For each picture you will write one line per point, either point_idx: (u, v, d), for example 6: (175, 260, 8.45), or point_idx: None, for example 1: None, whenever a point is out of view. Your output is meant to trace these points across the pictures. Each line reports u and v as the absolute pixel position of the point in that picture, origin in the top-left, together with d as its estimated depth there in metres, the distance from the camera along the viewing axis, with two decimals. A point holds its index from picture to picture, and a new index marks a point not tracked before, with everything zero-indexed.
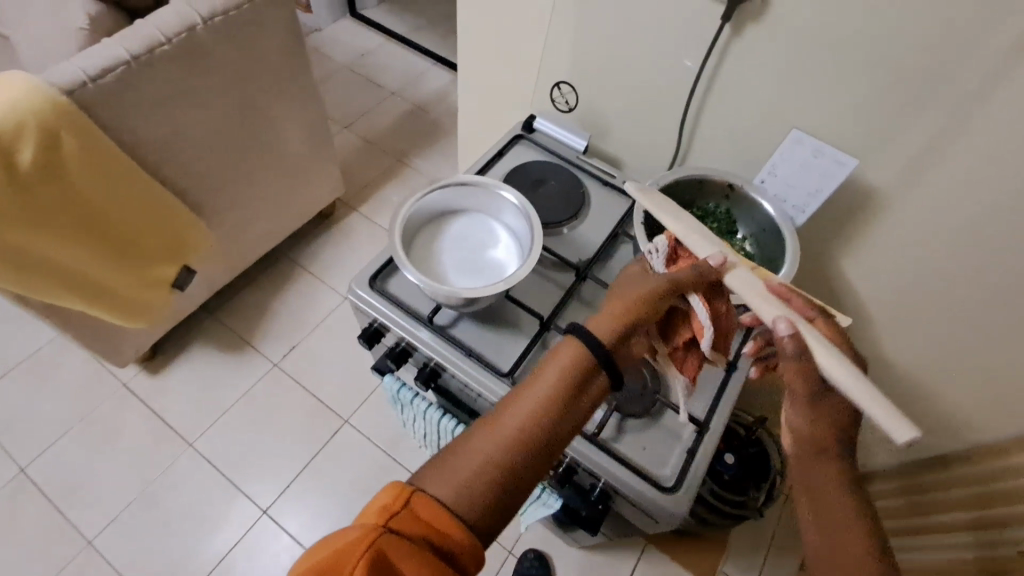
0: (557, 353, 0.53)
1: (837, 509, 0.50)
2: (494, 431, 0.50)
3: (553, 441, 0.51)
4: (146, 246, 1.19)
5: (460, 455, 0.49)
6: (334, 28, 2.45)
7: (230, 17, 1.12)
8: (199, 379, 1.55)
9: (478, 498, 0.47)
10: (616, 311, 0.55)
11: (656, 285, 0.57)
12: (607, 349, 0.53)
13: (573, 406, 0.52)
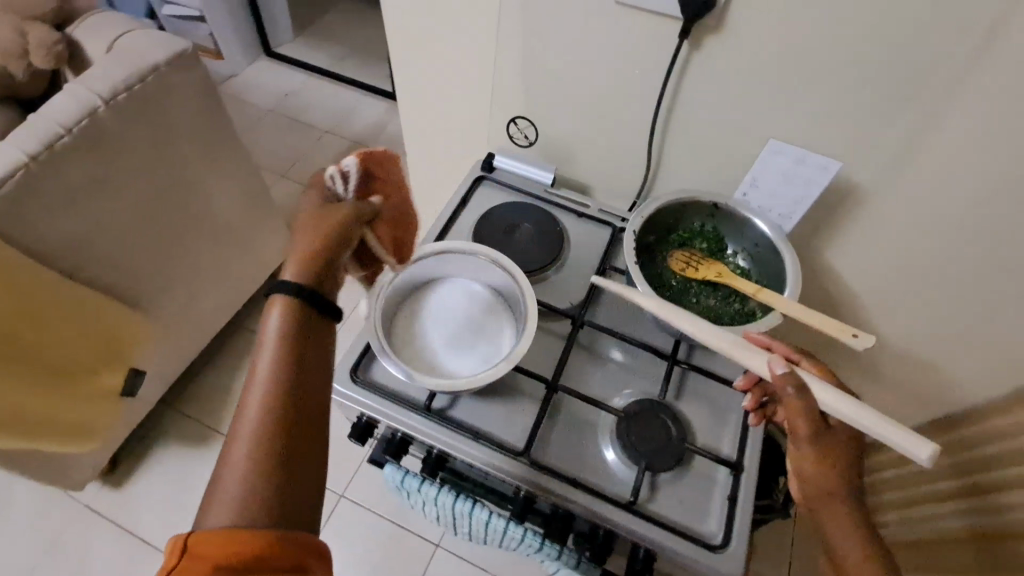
0: (263, 324, 0.49)
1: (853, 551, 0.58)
2: (240, 433, 0.44)
3: (307, 395, 0.47)
4: (84, 358, 1.04)
5: (221, 473, 0.44)
6: (251, 72, 2.32)
7: (135, 94, 1.00)
8: (170, 482, 1.39)
9: (266, 498, 0.43)
10: (303, 249, 0.52)
11: (325, 231, 0.54)
12: (309, 297, 0.50)
13: (302, 357, 0.48)
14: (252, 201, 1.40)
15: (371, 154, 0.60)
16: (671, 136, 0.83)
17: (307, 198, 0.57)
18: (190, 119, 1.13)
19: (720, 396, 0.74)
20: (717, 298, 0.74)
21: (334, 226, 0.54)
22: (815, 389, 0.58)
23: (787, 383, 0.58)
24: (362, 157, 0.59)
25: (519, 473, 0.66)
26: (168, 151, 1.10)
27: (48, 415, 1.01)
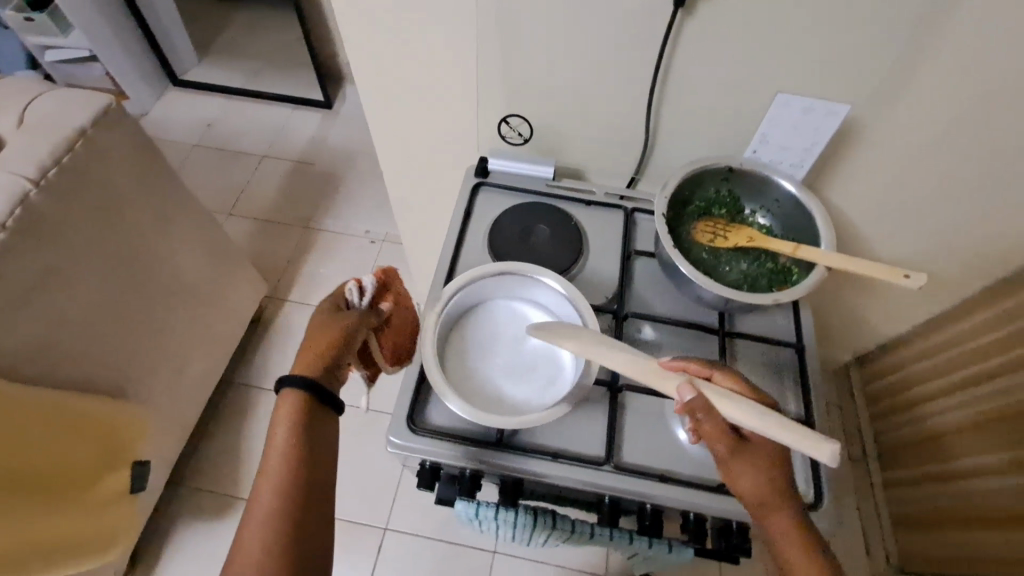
0: (278, 410, 0.55)
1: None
2: (255, 511, 0.50)
3: (317, 474, 0.53)
4: (84, 465, 0.94)
5: (240, 551, 0.48)
6: (162, 108, 2.12)
7: (67, 164, 0.91)
8: (201, 563, 1.31)
9: (281, 569, 0.48)
10: (313, 350, 0.59)
11: (335, 332, 0.61)
12: (314, 390, 0.56)
13: (315, 438, 0.54)
14: (212, 253, 1.29)
15: (387, 272, 0.70)
16: (664, 108, 0.81)
17: (323, 305, 0.65)
18: (128, 182, 1.02)
19: (774, 355, 0.74)
20: (749, 262, 0.74)
21: (343, 330, 0.61)
22: (724, 405, 0.54)
23: (696, 408, 0.54)
24: (381, 273, 0.68)
25: (607, 484, 0.66)
26: (114, 223, 1.00)
27: (62, 537, 0.92)
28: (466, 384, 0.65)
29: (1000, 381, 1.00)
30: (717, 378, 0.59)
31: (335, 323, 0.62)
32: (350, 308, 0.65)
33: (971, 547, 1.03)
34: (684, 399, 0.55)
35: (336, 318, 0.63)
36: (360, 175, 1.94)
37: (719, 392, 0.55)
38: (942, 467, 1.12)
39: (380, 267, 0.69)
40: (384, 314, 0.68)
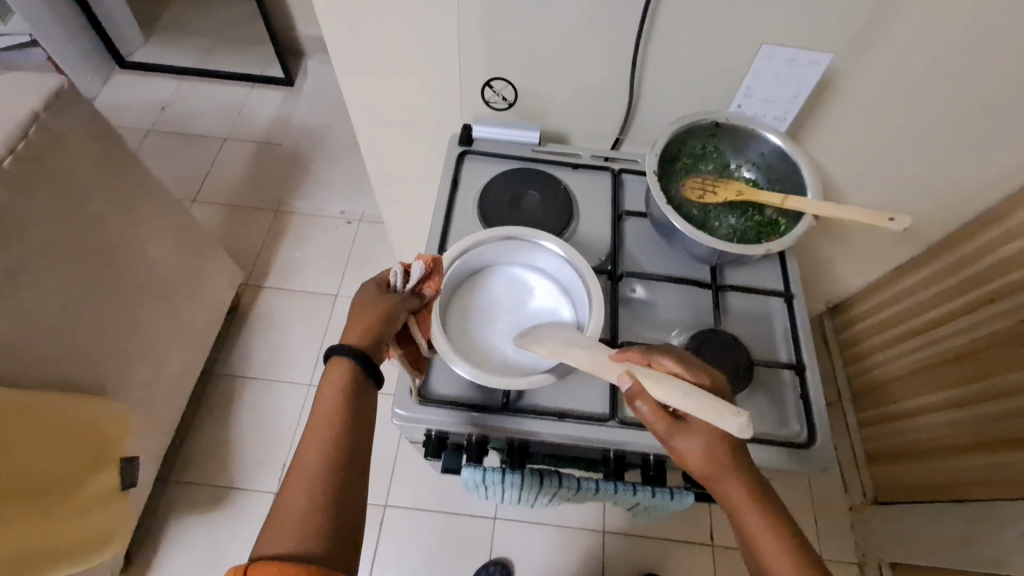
0: (326, 377, 0.54)
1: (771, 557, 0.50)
2: (300, 472, 0.49)
3: (364, 443, 0.52)
4: (76, 465, 0.91)
5: (281, 511, 0.47)
6: (109, 92, 1.99)
7: (22, 152, 0.85)
8: (199, 555, 1.29)
9: (322, 533, 0.46)
10: (358, 332, 0.57)
11: (377, 317, 0.58)
12: (365, 366, 0.55)
13: (362, 407, 0.53)
14: (183, 241, 1.24)
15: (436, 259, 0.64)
16: (648, 66, 0.80)
17: (367, 285, 0.61)
18: (89, 170, 0.96)
19: (764, 305, 0.77)
20: (737, 216, 0.76)
21: (386, 311, 0.59)
22: (651, 386, 0.51)
23: (635, 398, 0.54)
24: (428, 260, 0.63)
25: (613, 437, 0.67)
26: (78, 213, 0.94)
27: (57, 541, 0.88)
28: (469, 349, 0.65)
29: (950, 325, 1.07)
30: (658, 362, 0.54)
31: (379, 303, 0.59)
32: (396, 293, 0.61)
33: (933, 477, 1.11)
34: (625, 388, 0.53)
35: (381, 302, 0.59)
36: (329, 154, 1.88)
37: (648, 375, 0.51)
38: (902, 407, 1.20)
39: (426, 254, 0.63)
40: (429, 296, 0.63)
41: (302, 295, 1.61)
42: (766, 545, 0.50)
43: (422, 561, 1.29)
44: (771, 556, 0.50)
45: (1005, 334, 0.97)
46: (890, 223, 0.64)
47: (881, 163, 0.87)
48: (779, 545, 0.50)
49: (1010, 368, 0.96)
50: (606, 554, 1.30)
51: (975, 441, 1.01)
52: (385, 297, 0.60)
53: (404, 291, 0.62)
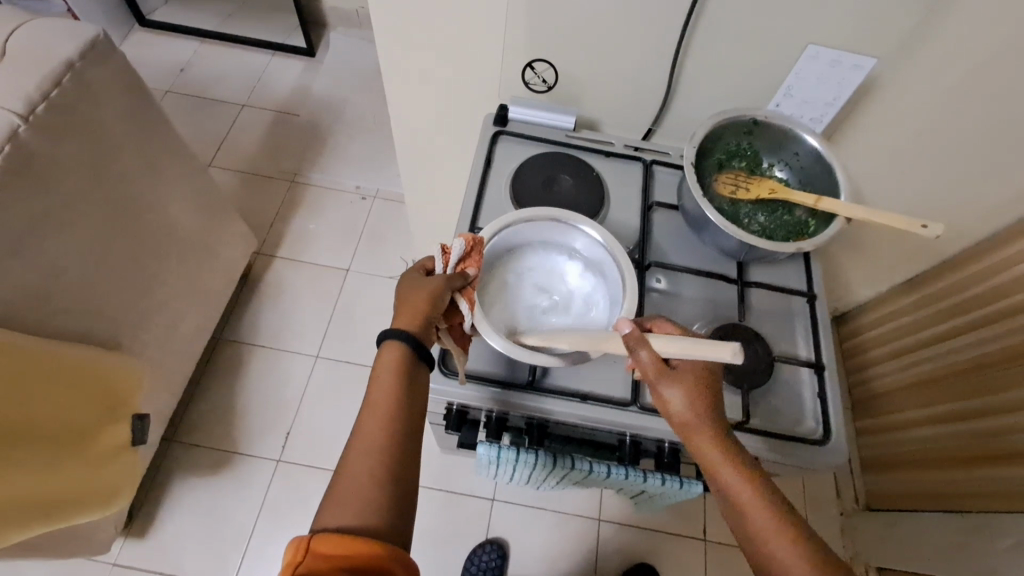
0: (380, 361, 0.56)
1: (753, 513, 0.52)
2: (359, 452, 0.51)
3: (415, 426, 0.55)
4: (90, 417, 0.91)
5: (343, 487, 0.50)
6: (129, 49, 1.97)
7: (55, 100, 0.85)
8: (201, 516, 1.30)
9: (382, 509, 0.49)
10: (404, 314, 0.59)
11: (421, 298, 0.59)
12: (412, 345, 0.57)
13: (415, 392, 0.56)
14: (203, 204, 1.24)
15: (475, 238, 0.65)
16: (689, 61, 0.80)
17: (412, 271, 0.63)
18: (117, 125, 0.96)
19: (786, 303, 0.78)
20: (766, 214, 0.76)
21: (431, 292, 0.60)
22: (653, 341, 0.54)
23: (637, 345, 0.55)
24: (467, 237, 0.64)
25: (632, 422, 0.68)
26: (104, 167, 0.94)
27: (65, 492, 0.88)
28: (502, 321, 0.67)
29: (956, 340, 1.06)
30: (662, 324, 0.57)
31: (424, 285, 0.60)
32: (440, 274, 0.63)
33: (928, 486, 1.11)
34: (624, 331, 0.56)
35: (424, 282, 0.61)
36: (348, 128, 1.87)
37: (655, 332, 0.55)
38: (902, 417, 1.20)
39: (466, 232, 0.65)
40: (472, 276, 0.64)
41: (313, 267, 1.61)
42: (748, 504, 0.53)
43: (420, 535, 1.31)
44: (753, 511, 0.52)
45: (1007, 353, 0.96)
46: (924, 230, 0.64)
47: (909, 172, 0.88)
48: (758, 496, 0.53)
49: (1004, 389, 0.96)
50: (602, 541, 1.32)
51: (970, 455, 1.01)
52: (429, 278, 0.62)
53: (449, 272, 0.63)
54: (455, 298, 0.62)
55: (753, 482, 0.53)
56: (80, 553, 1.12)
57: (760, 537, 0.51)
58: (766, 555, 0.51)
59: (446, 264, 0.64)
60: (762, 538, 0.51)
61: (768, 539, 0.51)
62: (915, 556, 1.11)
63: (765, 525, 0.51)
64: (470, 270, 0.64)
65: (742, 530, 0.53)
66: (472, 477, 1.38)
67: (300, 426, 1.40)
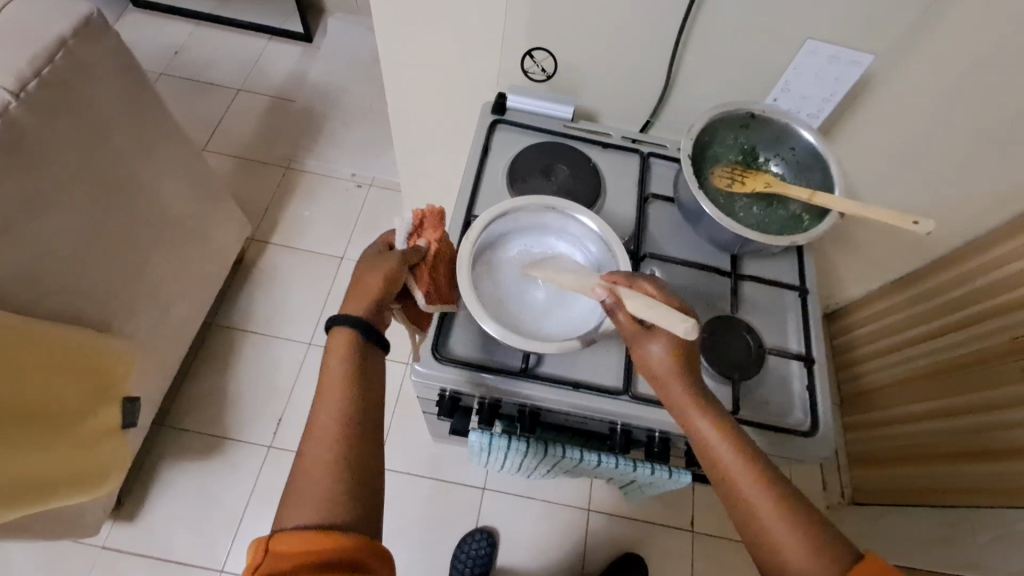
0: (330, 352, 0.57)
1: (727, 461, 0.53)
2: (314, 446, 0.52)
3: (371, 412, 0.55)
4: (78, 400, 0.91)
5: (303, 482, 0.50)
6: (123, 30, 1.95)
7: (48, 77, 0.83)
8: (190, 500, 1.30)
9: (343, 502, 0.49)
10: (355, 298, 0.59)
11: (372, 281, 0.59)
12: (364, 331, 0.57)
13: (368, 380, 0.56)
14: (197, 188, 1.23)
15: (430, 213, 0.65)
16: (688, 54, 0.81)
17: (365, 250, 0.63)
18: (110, 104, 0.95)
19: (778, 297, 0.79)
20: (761, 207, 0.77)
21: (381, 276, 0.60)
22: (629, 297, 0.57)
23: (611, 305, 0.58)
24: (422, 213, 0.64)
25: (624, 411, 0.69)
26: (96, 147, 0.93)
27: (53, 473, 0.88)
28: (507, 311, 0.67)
29: (941, 339, 1.07)
30: (638, 287, 0.60)
31: (378, 266, 0.61)
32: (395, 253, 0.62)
33: (912, 482, 1.12)
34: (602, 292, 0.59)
35: (376, 264, 0.61)
36: (344, 115, 1.86)
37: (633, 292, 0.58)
38: (886, 414, 1.22)
39: (421, 206, 0.65)
40: (425, 250, 0.64)
41: (307, 254, 1.60)
42: (724, 457, 0.53)
43: (411, 522, 1.32)
44: (729, 465, 0.53)
45: (990, 352, 0.97)
46: (915, 224, 0.64)
47: (902, 169, 0.89)
48: (733, 451, 0.53)
49: (986, 387, 0.97)
50: (592, 531, 1.34)
51: (953, 451, 1.02)
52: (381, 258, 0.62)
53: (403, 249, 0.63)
54: (408, 276, 0.63)
55: (732, 441, 0.54)
56: (69, 535, 1.12)
57: (736, 488, 0.52)
58: (743, 511, 0.51)
59: (401, 239, 0.64)
60: (736, 491, 0.52)
61: (741, 489, 0.52)
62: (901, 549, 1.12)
63: (739, 476, 0.52)
64: (424, 243, 0.64)
65: (720, 487, 0.54)
66: (463, 465, 1.38)
67: (291, 413, 1.40)
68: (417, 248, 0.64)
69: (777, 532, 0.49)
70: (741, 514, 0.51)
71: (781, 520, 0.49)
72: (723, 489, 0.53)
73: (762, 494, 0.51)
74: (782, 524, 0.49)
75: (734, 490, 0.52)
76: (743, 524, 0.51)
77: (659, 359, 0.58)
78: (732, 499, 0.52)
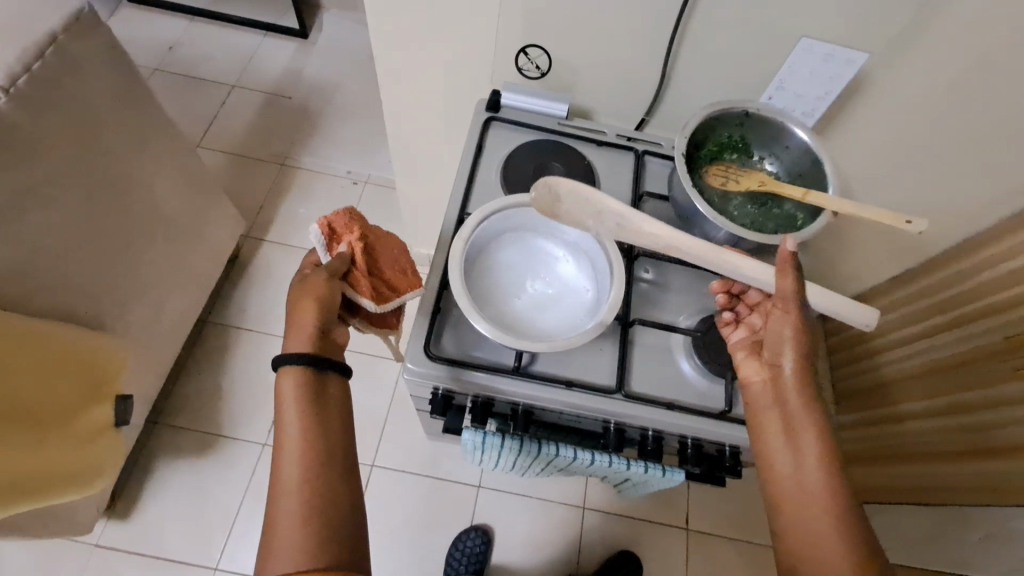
0: (281, 393, 0.56)
1: (809, 458, 0.55)
2: (282, 491, 0.52)
3: (334, 442, 0.55)
4: (69, 398, 0.90)
5: (277, 530, 0.51)
6: (117, 26, 1.93)
7: (38, 72, 0.83)
8: (184, 498, 1.30)
9: (319, 541, 0.50)
10: (295, 329, 0.59)
11: (302, 305, 0.60)
12: (308, 356, 0.57)
13: (325, 414, 0.56)
14: (191, 184, 1.23)
15: (335, 222, 0.67)
16: (683, 52, 0.80)
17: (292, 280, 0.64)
18: (102, 99, 0.94)
19: None
20: (755, 207, 0.77)
21: (313, 296, 0.61)
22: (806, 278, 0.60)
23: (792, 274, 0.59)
24: (325, 224, 0.66)
25: (617, 409, 0.68)
26: (87, 142, 0.92)
27: (45, 472, 0.87)
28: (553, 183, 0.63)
29: (934, 338, 1.08)
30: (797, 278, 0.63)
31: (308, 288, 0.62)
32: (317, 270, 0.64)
33: (909, 480, 1.13)
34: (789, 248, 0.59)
35: (302, 289, 0.62)
36: (339, 112, 1.85)
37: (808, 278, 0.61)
38: (880, 412, 1.22)
39: (319, 220, 0.67)
40: (350, 254, 0.66)
41: (303, 251, 1.60)
42: (812, 457, 0.54)
43: (406, 520, 1.32)
44: (811, 467, 0.54)
45: (983, 352, 0.96)
46: (909, 224, 0.64)
47: (897, 168, 0.89)
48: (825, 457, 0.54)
49: (977, 386, 0.97)
50: (586, 529, 1.34)
51: (947, 450, 1.02)
52: (305, 280, 0.63)
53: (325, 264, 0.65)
54: (341, 284, 0.64)
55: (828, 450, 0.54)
56: (61, 533, 1.11)
57: (809, 486, 0.53)
58: (803, 507, 0.53)
59: (323, 254, 0.66)
60: (809, 490, 0.53)
61: (813, 489, 0.53)
62: (914, 544, 1.16)
63: (820, 480, 0.53)
64: (345, 247, 0.66)
65: (788, 477, 0.55)
66: (458, 462, 1.38)
67: None
68: (338, 257, 0.65)
69: (831, 540, 0.51)
70: (799, 513, 0.53)
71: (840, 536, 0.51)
72: (793, 480, 0.54)
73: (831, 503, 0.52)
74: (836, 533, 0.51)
75: (806, 487, 0.53)
76: (794, 517, 0.53)
77: (795, 343, 0.59)
78: (798, 493, 0.54)
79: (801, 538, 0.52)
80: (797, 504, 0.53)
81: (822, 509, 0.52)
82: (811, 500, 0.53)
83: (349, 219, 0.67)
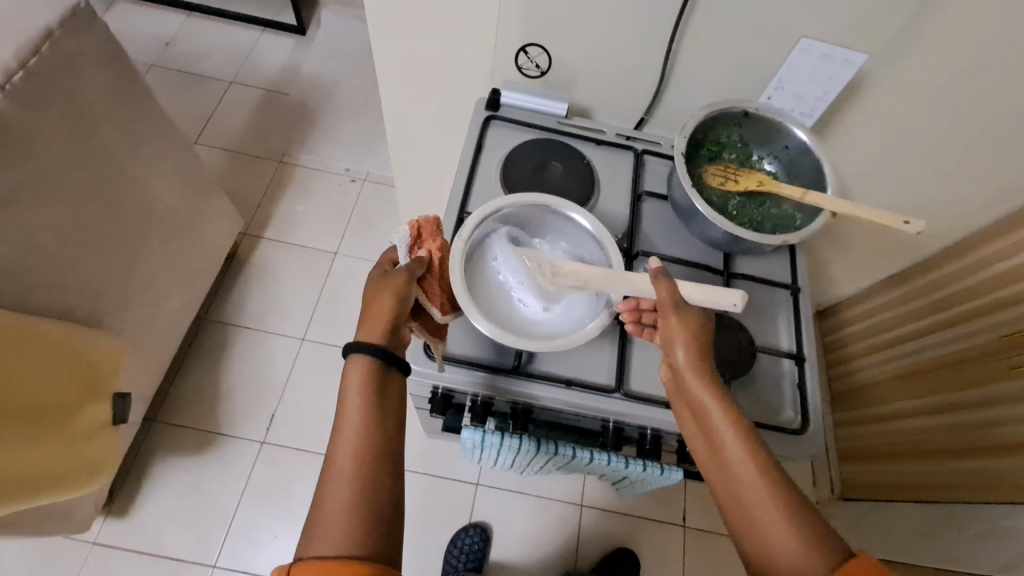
0: (348, 378, 0.57)
1: (728, 445, 0.53)
2: (335, 474, 0.52)
3: (390, 436, 0.55)
4: (66, 396, 0.90)
5: (324, 512, 0.50)
6: (111, 21, 1.92)
7: (33, 68, 0.82)
8: (183, 496, 1.30)
9: (363, 530, 0.50)
10: (372, 322, 0.59)
11: (384, 302, 0.60)
12: (383, 349, 0.58)
13: (385, 408, 0.56)
14: (188, 181, 1.22)
15: (423, 227, 0.67)
16: (682, 52, 0.80)
17: (370, 275, 0.64)
18: (98, 97, 0.94)
19: (770, 295, 0.79)
20: (753, 207, 0.77)
21: (394, 295, 0.61)
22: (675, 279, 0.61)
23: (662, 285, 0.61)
24: (415, 227, 0.66)
25: (615, 409, 0.69)
26: (84, 140, 0.92)
27: (43, 469, 0.87)
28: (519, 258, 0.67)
29: (929, 337, 1.08)
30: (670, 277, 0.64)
31: (386, 286, 0.62)
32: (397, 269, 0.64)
33: (900, 478, 1.13)
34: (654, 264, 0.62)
35: (383, 286, 0.62)
36: (337, 109, 1.84)
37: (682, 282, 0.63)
38: (875, 410, 1.23)
39: (409, 222, 0.67)
40: (428, 259, 0.66)
41: (300, 249, 1.59)
42: (729, 444, 0.53)
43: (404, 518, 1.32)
44: (733, 452, 0.53)
45: (977, 351, 0.97)
46: (908, 224, 0.64)
47: (895, 168, 0.90)
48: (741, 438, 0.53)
49: (974, 385, 0.97)
50: (583, 526, 1.35)
51: (941, 448, 1.02)
52: (386, 276, 0.63)
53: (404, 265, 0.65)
54: (416, 288, 0.64)
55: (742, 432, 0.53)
56: (59, 531, 1.11)
57: (735, 473, 0.52)
58: (737, 496, 0.51)
59: (403, 254, 0.65)
60: (734, 477, 0.52)
61: (740, 475, 0.52)
62: (890, 542, 1.14)
63: (741, 464, 0.52)
64: (425, 252, 0.66)
65: (718, 471, 0.53)
66: (456, 460, 1.38)
67: (284, 408, 1.40)
68: (419, 260, 0.65)
69: (769, 519, 0.49)
70: (738, 505, 0.51)
71: (776, 513, 0.49)
72: (720, 473, 0.53)
73: (761, 481, 0.51)
74: (774, 512, 0.49)
75: (731, 475, 0.52)
76: (734, 510, 0.51)
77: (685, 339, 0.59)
78: (727, 484, 0.52)
79: (750, 529, 0.50)
80: (734, 503, 0.51)
81: (754, 490, 0.50)
82: (744, 486, 0.51)
83: (434, 229, 0.67)
